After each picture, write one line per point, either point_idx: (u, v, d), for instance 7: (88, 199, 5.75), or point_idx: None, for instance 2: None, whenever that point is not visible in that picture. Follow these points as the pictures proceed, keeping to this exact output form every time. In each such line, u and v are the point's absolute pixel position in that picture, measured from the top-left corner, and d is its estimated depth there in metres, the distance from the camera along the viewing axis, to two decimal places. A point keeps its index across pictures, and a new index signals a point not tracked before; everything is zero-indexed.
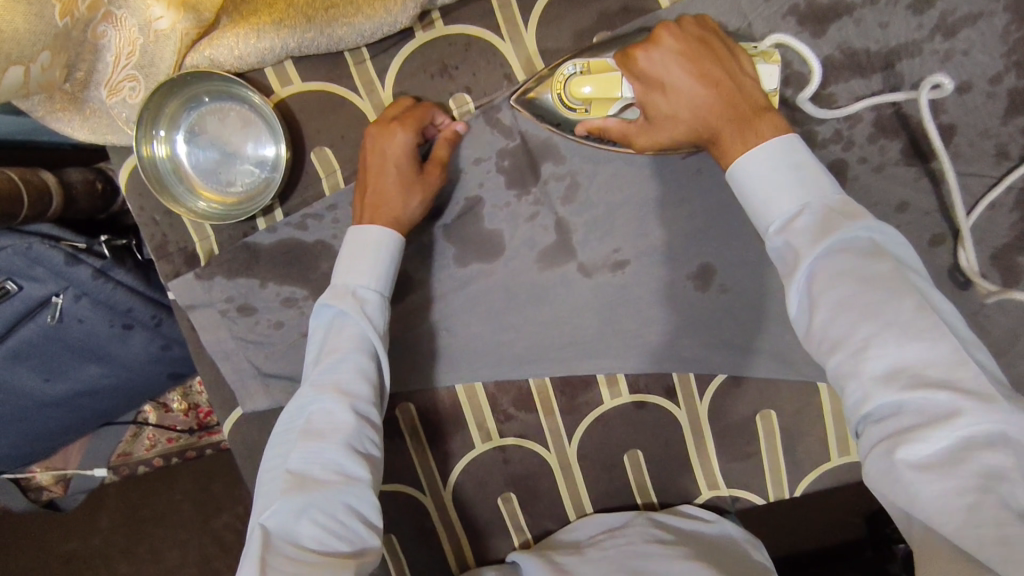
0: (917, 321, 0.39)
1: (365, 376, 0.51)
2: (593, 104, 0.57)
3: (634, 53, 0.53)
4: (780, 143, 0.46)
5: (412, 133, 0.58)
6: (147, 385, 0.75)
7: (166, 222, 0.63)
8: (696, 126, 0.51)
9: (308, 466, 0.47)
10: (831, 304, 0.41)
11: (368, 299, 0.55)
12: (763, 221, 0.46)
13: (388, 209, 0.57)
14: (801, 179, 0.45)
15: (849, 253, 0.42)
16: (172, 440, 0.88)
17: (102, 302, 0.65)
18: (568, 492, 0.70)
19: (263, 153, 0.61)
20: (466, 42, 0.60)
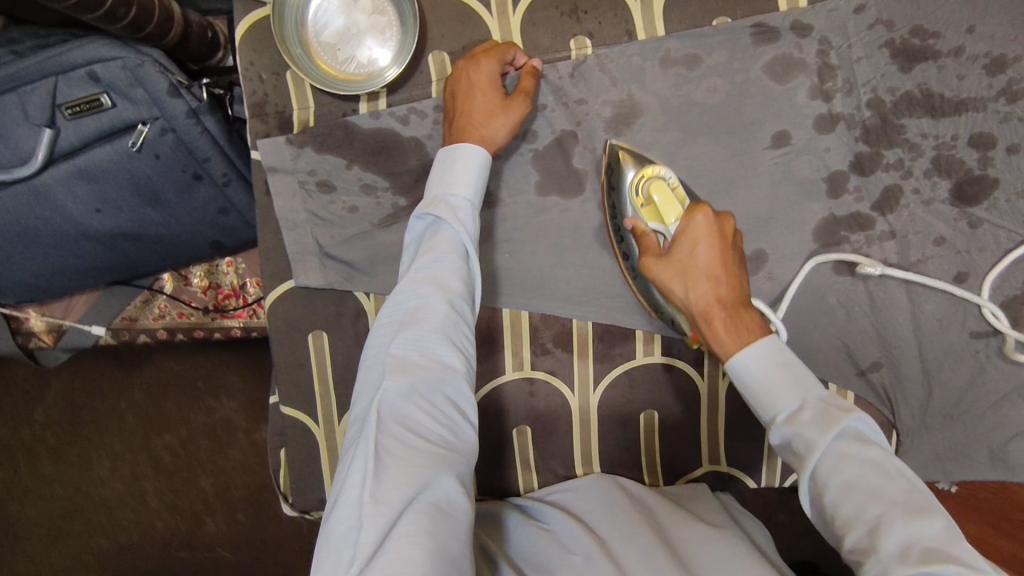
0: (908, 502, 0.46)
1: (462, 277, 0.49)
2: (648, 207, 0.63)
3: (694, 213, 0.59)
4: (767, 343, 0.54)
5: (497, 64, 0.61)
6: (189, 245, 0.75)
7: (271, 82, 0.65)
8: (703, 292, 0.58)
9: (409, 353, 0.46)
10: (836, 488, 0.48)
11: (459, 207, 0.53)
12: (769, 413, 0.53)
13: (474, 129, 0.58)
14: (797, 379, 0.53)
15: (846, 443, 0.49)
16: (183, 316, 0.86)
17: (184, 144, 0.65)
18: (579, 437, 0.72)
19: (388, 41, 0.63)
20: None
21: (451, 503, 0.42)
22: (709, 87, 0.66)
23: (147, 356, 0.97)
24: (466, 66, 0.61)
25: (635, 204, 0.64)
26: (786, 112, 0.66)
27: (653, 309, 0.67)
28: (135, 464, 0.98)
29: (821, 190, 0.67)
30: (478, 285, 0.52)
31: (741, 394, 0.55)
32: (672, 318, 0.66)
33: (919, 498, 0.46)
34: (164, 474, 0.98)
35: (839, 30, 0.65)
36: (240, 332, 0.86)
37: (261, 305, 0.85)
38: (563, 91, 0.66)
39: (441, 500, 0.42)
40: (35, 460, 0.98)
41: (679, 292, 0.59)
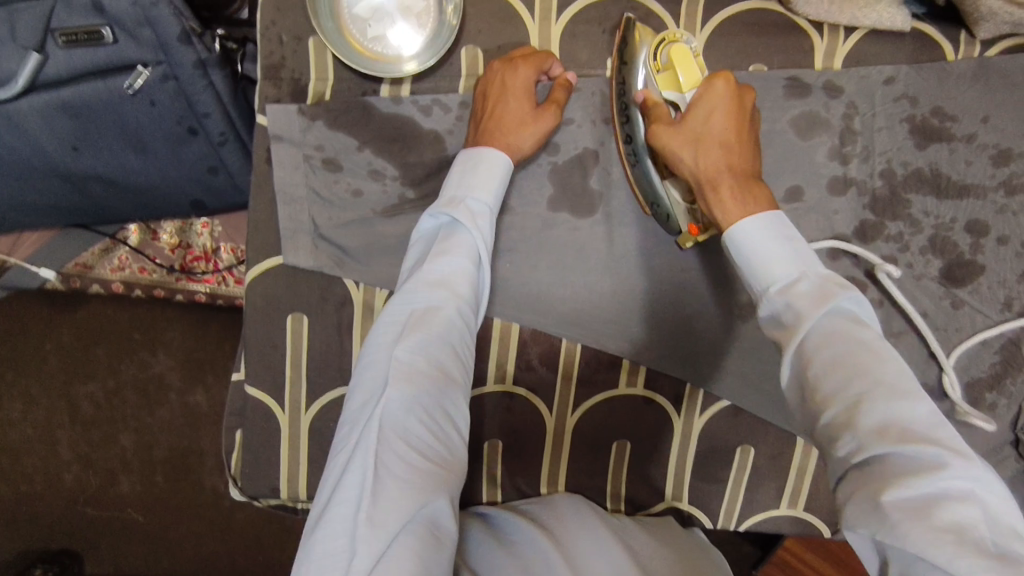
0: (898, 381, 0.40)
1: (473, 284, 0.48)
2: (666, 74, 0.58)
3: (715, 78, 0.56)
4: (772, 217, 0.50)
5: (534, 71, 0.59)
6: (167, 200, 0.70)
7: (291, 47, 0.61)
8: (711, 159, 0.54)
9: (415, 359, 0.43)
10: (822, 359, 0.42)
11: (478, 212, 0.51)
12: (763, 284, 0.48)
13: (502, 132, 0.56)
14: (796, 252, 0.48)
15: (839, 320, 0.44)
16: (145, 271, 0.81)
17: (185, 95, 0.60)
18: (549, 456, 0.71)
19: (424, 25, 0.60)
20: (645, 16, 0.64)
21: (440, 528, 0.40)
22: None
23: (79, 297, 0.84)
24: (502, 65, 0.59)
25: (652, 68, 0.59)
26: (805, 169, 0.66)
27: (647, 200, 0.62)
28: (36, 407, 0.85)
29: (823, 249, 0.68)
30: (484, 295, 0.50)
31: (734, 261, 0.50)
32: (665, 215, 0.61)
33: (907, 380, 0.40)
34: (81, 423, 0.86)
35: (867, 97, 0.66)
36: (206, 298, 0.82)
37: (232, 273, 0.80)
38: (592, 108, 0.64)
39: (432, 524, 0.40)
40: None
41: (687, 159, 0.55)
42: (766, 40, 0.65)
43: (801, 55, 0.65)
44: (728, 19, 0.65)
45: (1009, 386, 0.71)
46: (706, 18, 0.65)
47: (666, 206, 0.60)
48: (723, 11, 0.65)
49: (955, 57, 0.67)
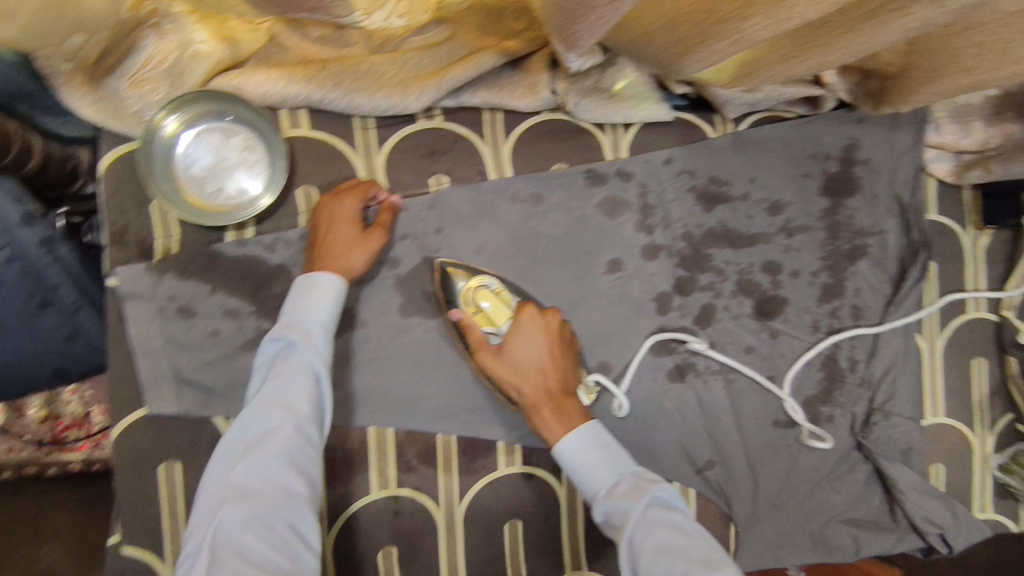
0: (705, 558, 0.54)
1: (307, 399, 0.56)
2: (479, 314, 0.68)
3: (524, 309, 0.68)
4: (586, 428, 0.64)
5: (358, 202, 0.67)
6: (24, 383, 0.68)
7: (134, 212, 0.66)
8: (532, 384, 0.65)
9: (250, 480, 0.52)
10: (649, 552, 0.55)
11: (313, 332, 0.60)
12: (592, 492, 0.62)
13: (334, 261, 0.63)
14: (613, 458, 0.63)
15: (654, 510, 0.58)
16: (11, 451, 0.78)
17: (32, 272, 0.65)
18: (446, 552, 0.73)
19: (258, 175, 0.68)
20: (455, 138, 0.73)
21: None
22: (552, 222, 0.75)
23: None
24: (327, 201, 0.66)
25: (461, 308, 0.69)
26: (617, 242, 0.77)
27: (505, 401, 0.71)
28: None
29: (650, 308, 0.77)
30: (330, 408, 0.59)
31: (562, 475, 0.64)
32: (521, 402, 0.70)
33: (717, 556, 0.54)
34: None
35: (655, 177, 0.78)
36: (80, 466, 0.81)
37: (107, 434, 0.81)
38: (423, 222, 0.72)
39: None
40: None
41: (512, 386, 0.65)
42: (562, 142, 0.76)
43: (593, 151, 0.77)
44: (527, 131, 0.75)
45: (839, 397, 0.80)
46: (508, 131, 0.75)
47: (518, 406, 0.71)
48: (522, 124, 0.75)
49: (715, 135, 0.80)
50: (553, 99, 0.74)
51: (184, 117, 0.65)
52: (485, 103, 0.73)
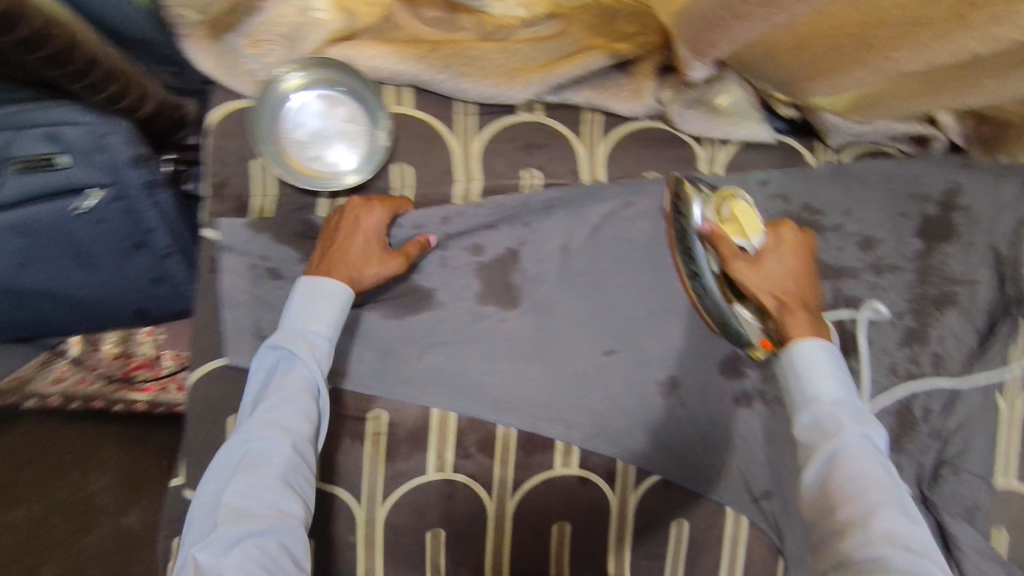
0: (903, 506, 0.53)
1: (303, 416, 0.58)
2: (728, 223, 0.67)
3: (782, 227, 0.67)
4: (832, 347, 0.61)
5: (387, 215, 0.67)
6: (108, 313, 0.73)
7: (236, 168, 0.67)
8: (784, 291, 0.64)
9: (244, 501, 0.53)
10: (852, 471, 0.55)
11: (316, 345, 0.61)
12: (810, 393, 0.59)
13: (344, 270, 0.64)
14: (844, 380, 0.60)
15: (869, 444, 0.57)
16: (84, 382, 0.82)
17: (133, 213, 0.65)
18: (493, 541, 0.74)
19: (360, 145, 0.68)
20: (552, 133, 0.73)
21: None
22: (640, 228, 0.74)
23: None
24: (357, 206, 0.66)
25: (715, 218, 0.68)
26: None
27: (715, 321, 0.71)
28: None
29: None
30: (325, 417, 0.62)
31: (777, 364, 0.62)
32: (734, 331, 0.69)
33: (916, 512, 0.54)
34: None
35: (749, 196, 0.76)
36: (144, 407, 0.83)
37: (173, 378, 0.83)
38: (511, 213, 0.72)
39: None
40: None
41: (765, 286, 0.64)
42: (657, 149, 0.75)
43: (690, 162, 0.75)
44: (626, 135, 0.74)
45: (907, 445, 0.74)
46: (606, 133, 0.74)
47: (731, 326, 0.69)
48: (623, 127, 0.74)
49: (815, 163, 0.79)
50: (656, 107, 0.73)
51: (297, 83, 0.66)
52: (587, 103, 0.72)
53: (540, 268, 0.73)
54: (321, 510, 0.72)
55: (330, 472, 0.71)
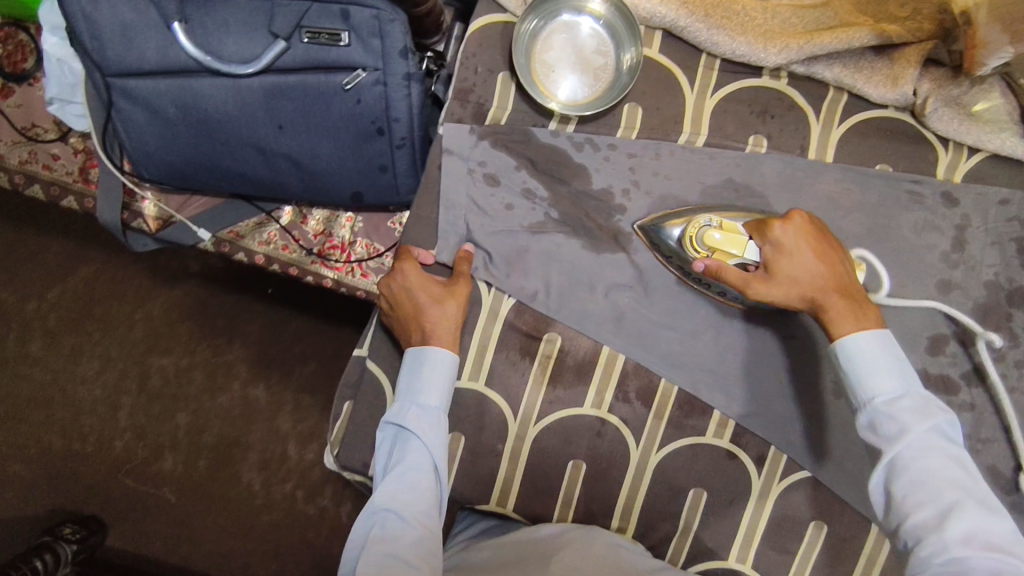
0: (980, 498, 0.53)
1: (424, 484, 0.64)
2: (715, 251, 0.67)
3: (773, 224, 0.64)
4: (882, 338, 0.59)
5: (415, 267, 0.69)
6: (331, 192, 0.78)
7: (483, 77, 0.71)
8: (821, 284, 0.62)
9: (379, 566, 0.59)
10: (916, 474, 0.53)
11: (427, 420, 0.66)
12: (869, 393, 0.57)
13: (435, 337, 0.67)
14: (902, 371, 0.57)
15: (910, 417, 0.55)
16: (287, 250, 0.89)
17: (387, 100, 0.70)
18: (628, 490, 0.74)
19: (599, 82, 0.71)
20: (790, 105, 0.71)
21: None
22: (853, 221, 0.71)
23: (248, 295, 1.36)
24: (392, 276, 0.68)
25: (698, 257, 0.67)
26: (916, 266, 0.72)
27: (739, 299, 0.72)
28: (210, 371, 1.35)
29: (922, 344, 0.71)
30: (443, 485, 0.67)
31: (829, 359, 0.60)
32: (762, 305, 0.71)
33: (991, 500, 0.53)
34: (223, 384, 1.34)
35: (980, 213, 0.72)
36: (331, 284, 0.89)
37: (362, 265, 0.88)
38: (728, 176, 0.71)
39: None
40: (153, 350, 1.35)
41: (797, 297, 0.62)
42: (893, 144, 0.72)
43: (925, 165, 0.72)
44: (865, 122, 0.72)
45: None
46: (845, 116, 0.72)
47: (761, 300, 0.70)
48: (863, 113, 0.72)
49: None
50: (910, 98, 0.70)
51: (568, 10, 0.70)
52: (835, 80, 0.70)
53: None
54: (477, 412, 0.74)
55: (494, 381, 0.73)
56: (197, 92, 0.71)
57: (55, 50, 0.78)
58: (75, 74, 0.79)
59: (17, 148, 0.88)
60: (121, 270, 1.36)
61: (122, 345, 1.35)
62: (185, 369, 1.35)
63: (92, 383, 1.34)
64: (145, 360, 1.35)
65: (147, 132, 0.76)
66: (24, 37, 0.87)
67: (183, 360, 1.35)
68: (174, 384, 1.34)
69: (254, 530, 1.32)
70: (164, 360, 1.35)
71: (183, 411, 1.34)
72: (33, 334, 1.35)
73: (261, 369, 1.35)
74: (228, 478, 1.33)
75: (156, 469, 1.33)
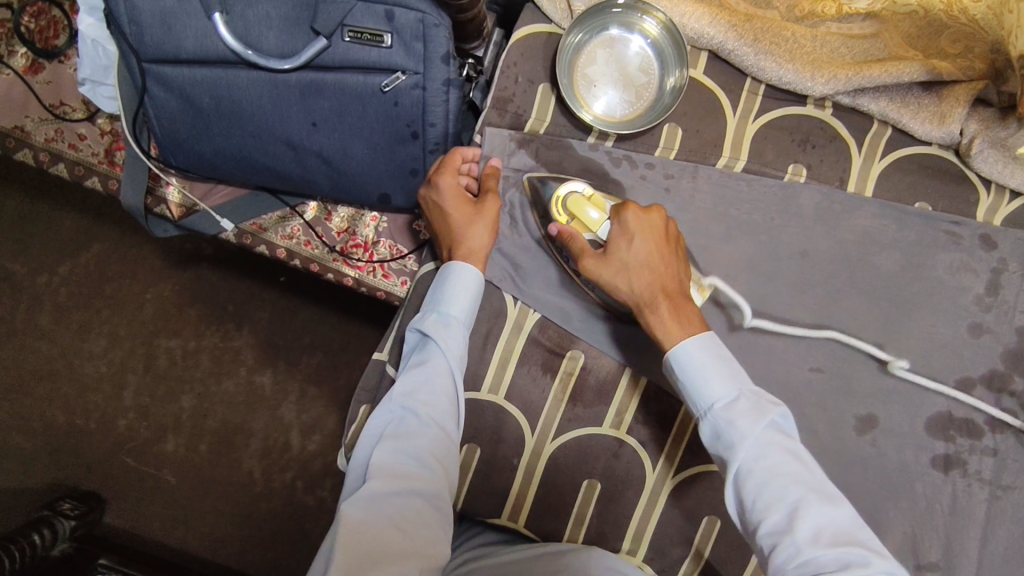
0: (819, 490, 0.56)
1: (442, 390, 0.64)
2: (574, 220, 0.68)
3: (625, 211, 0.66)
4: (710, 340, 0.62)
5: (450, 175, 0.68)
6: (358, 192, 0.77)
7: (523, 87, 0.71)
8: (644, 284, 0.64)
9: (387, 461, 0.60)
10: (759, 478, 0.56)
11: (450, 328, 0.67)
12: (708, 401, 0.60)
13: (464, 250, 0.68)
14: (734, 376, 0.61)
15: (749, 420, 0.58)
16: (309, 246, 0.88)
17: (424, 104, 0.69)
18: (640, 513, 0.74)
19: (640, 100, 0.70)
20: (834, 135, 0.70)
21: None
22: (886, 256, 0.71)
23: (259, 282, 1.34)
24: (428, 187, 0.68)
25: (557, 220, 0.68)
26: (948, 307, 0.71)
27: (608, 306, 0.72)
28: (218, 355, 1.34)
29: (947, 386, 0.70)
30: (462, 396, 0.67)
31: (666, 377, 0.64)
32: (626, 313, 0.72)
33: (828, 488, 0.57)
34: (230, 369, 1.34)
35: (1018, 257, 0.71)
36: (351, 283, 0.87)
37: (384, 267, 0.87)
38: (764, 203, 0.71)
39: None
40: (163, 331, 1.34)
41: (623, 286, 0.65)
42: (933, 181, 0.71)
43: (964, 205, 0.71)
44: (908, 157, 0.71)
45: None
46: (887, 150, 0.71)
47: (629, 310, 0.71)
48: (907, 148, 0.71)
49: None
50: (956, 137, 0.69)
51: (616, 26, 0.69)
52: (881, 114, 0.69)
53: (777, 265, 0.71)
54: (494, 425, 0.73)
55: (514, 395, 0.73)
56: (233, 84, 0.71)
57: (91, 30, 0.77)
58: (109, 56, 0.79)
59: (44, 126, 0.87)
60: (134, 249, 1.35)
61: (132, 324, 1.35)
62: (192, 352, 1.34)
63: (98, 359, 1.34)
64: (152, 340, 1.34)
65: (179, 120, 0.75)
66: (57, 13, 0.86)
67: (190, 343, 1.34)
68: (180, 367, 1.34)
69: (251, 519, 1.31)
70: (172, 342, 1.34)
71: (186, 394, 1.33)
72: (41, 308, 1.34)
73: (268, 358, 1.34)
74: (228, 464, 1.32)
75: (158, 450, 1.33)
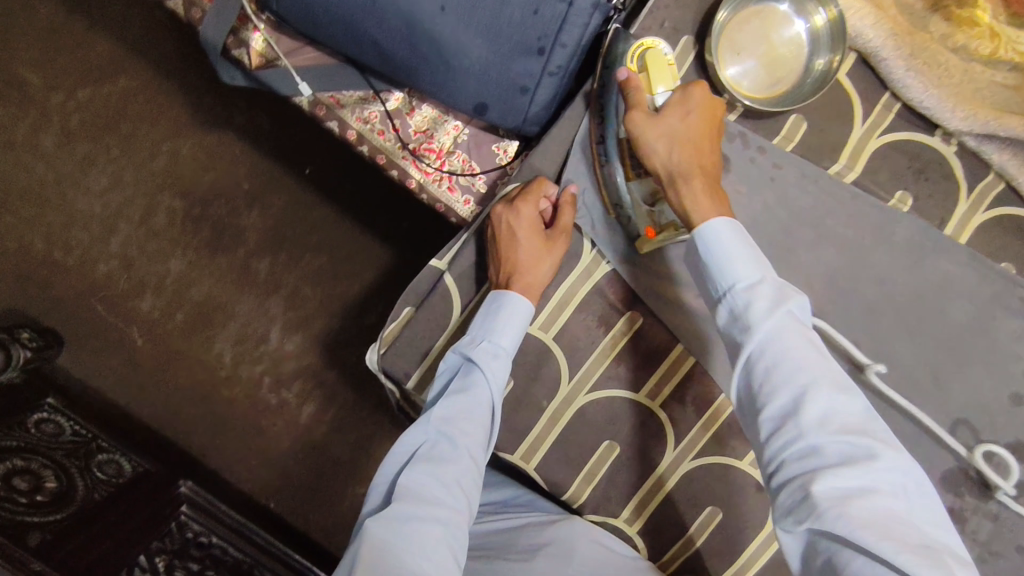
0: (834, 380, 0.54)
1: (479, 421, 0.65)
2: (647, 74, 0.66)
3: (693, 84, 0.65)
4: (737, 226, 0.60)
5: (530, 205, 0.69)
6: (458, 92, 0.73)
7: (666, 33, 0.70)
8: (686, 154, 0.63)
9: (415, 486, 0.62)
10: (770, 362, 0.55)
11: (497, 358, 0.66)
12: (729, 280, 0.58)
13: (521, 277, 0.68)
14: (756, 260, 0.59)
15: (765, 301, 0.56)
16: (382, 135, 0.84)
17: (564, 20, 0.67)
18: (648, 486, 0.73)
19: (778, 82, 0.68)
20: (946, 174, 0.70)
21: None
22: (954, 303, 0.71)
23: (288, 165, 1.29)
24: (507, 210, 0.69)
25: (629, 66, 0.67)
26: (999, 371, 0.71)
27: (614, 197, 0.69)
28: (226, 225, 1.28)
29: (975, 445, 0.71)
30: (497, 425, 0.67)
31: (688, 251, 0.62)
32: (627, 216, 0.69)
33: (842, 378, 0.55)
34: (234, 243, 1.28)
35: None
36: (413, 186, 0.84)
37: (452, 180, 0.83)
38: (861, 220, 0.70)
39: None
40: (174, 186, 1.28)
41: (664, 151, 0.63)
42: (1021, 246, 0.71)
43: None
44: (1008, 216, 0.71)
45: None
46: (991, 203, 0.71)
47: (630, 209, 0.69)
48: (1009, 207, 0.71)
49: None
50: None
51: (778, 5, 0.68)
52: (999, 166, 0.69)
53: (853, 283, 0.70)
54: (535, 361, 0.72)
55: (563, 337, 0.72)
56: None
57: None
58: None
59: None
60: (167, 94, 1.28)
61: (143, 170, 1.28)
62: (200, 215, 1.28)
63: (97, 196, 1.26)
64: (159, 192, 1.28)
65: None
66: None
67: (201, 206, 1.28)
68: (183, 227, 1.28)
69: (212, 399, 1.27)
70: (180, 199, 1.28)
71: (183, 256, 1.28)
72: (48, 127, 1.26)
73: (277, 244, 1.29)
74: (203, 338, 1.27)
75: (133, 306, 1.26)
